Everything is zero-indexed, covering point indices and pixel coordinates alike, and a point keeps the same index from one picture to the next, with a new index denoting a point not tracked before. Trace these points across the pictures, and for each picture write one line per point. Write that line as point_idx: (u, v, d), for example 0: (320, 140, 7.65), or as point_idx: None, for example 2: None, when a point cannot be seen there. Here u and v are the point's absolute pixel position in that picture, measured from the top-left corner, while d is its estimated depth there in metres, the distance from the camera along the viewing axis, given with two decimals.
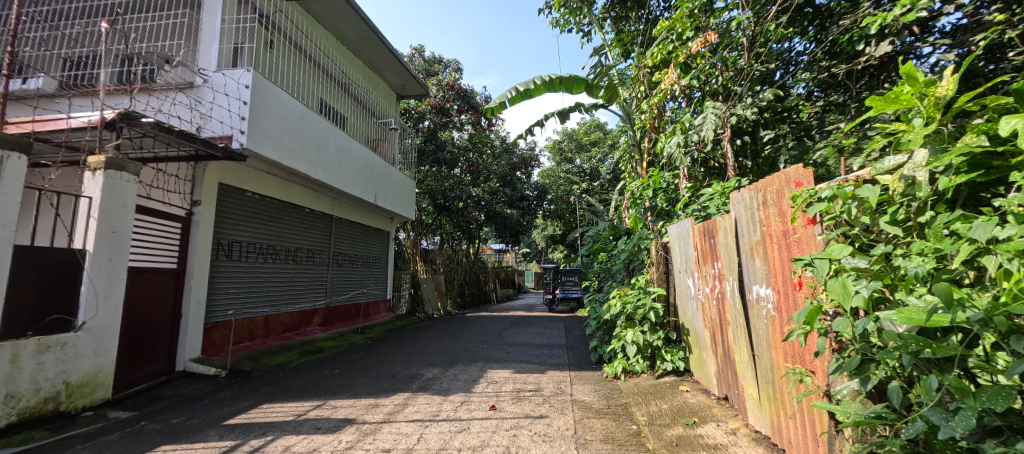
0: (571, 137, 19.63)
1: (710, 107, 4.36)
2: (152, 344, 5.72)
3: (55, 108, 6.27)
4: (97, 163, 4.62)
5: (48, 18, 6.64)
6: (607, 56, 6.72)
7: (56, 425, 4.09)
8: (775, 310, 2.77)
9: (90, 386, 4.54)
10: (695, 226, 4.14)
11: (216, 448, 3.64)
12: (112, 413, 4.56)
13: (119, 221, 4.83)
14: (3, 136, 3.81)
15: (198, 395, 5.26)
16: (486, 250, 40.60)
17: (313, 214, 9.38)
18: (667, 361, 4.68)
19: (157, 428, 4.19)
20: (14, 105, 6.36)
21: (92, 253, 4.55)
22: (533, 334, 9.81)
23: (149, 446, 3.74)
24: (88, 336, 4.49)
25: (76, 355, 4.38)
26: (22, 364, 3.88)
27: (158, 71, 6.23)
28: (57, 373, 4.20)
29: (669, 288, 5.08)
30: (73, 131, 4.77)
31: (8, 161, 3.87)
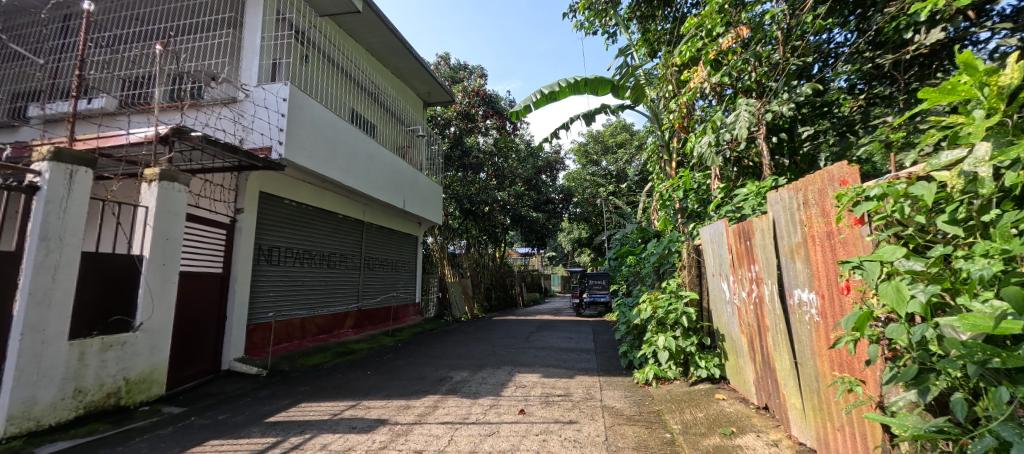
0: (597, 139, 19.44)
1: (744, 104, 4.20)
2: (200, 344, 5.95)
3: (116, 126, 6.67)
4: (152, 175, 4.86)
5: (110, 43, 7.14)
6: (633, 56, 6.62)
7: (116, 419, 4.29)
8: (820, 315, 2.64)
9: (147, 382, 4.77)
10: (729, 227, 3.99)
11: (258, 444, 3.74)
12: (165, 408, 4.75)
13: (171, 228, 5.04)
14: (71, 152, 4.03)
15: (241, 393, 5.44)
16: (512, 254, 40.74)
17: (345, 220, 9.60)
18: (702, 368, 4.50)
19: (205, 423, 4.34)
20: (81, 123, 6.82)
21: (148, 258, 4.78)
22: (561, 338, 9.72)
23: (198, 440, 3.88)
24: (145, 336, 4.71)
25: (135, 353, 4.61)
26: (88, 361, 4.13)
27: (205, 88, 6.60)
28: (117, 370, 4.43)
29: (701, 292, 4.94)
30: (132, 145, 5.03)
31: (76, 175, 4.10)
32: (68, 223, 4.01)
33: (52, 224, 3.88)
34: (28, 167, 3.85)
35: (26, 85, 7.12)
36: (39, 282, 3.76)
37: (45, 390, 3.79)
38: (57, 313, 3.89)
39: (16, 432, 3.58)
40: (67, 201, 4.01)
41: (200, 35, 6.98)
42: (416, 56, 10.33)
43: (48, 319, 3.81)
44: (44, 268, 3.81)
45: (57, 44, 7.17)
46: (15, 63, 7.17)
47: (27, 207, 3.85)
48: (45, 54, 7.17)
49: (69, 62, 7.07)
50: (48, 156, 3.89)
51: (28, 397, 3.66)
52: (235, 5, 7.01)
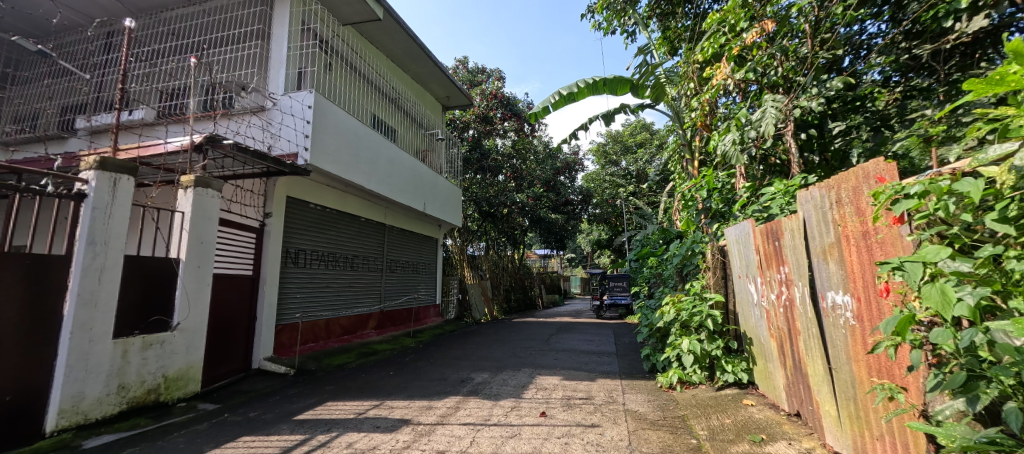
0: (616, 139, 19.22)
1: (770, 101, 4.06)
2: (233, 343, 6.11)
3: (155, 135, 6.90)
4: (188, 182, 5.02)
5: (149, 57, 7.46)
6: (653, 54, 6.51)
7: (156, 414, 4.44)
8: (856, 319, 2.52)
9: (184, 379, 4.92)
10: (756, 228, 3.87)
11: (288, 441, 3.80)
12: (201, 405, 4.89)
13: (206, 232, 5.19)
14: (115, 161, 4.17)
15: (270, 392, 5.55)
16: (530, 256, 40.54)
17: (368, 223, 9.73)
18: (729, 372, 4.36)
19: (238, 420, 4.44)
20: (124, 134, 7.09)
21: (184, 261, 4.93)
22: (582, 341, 9.61)
23: (231, 436, 3.98)
24: (182, 335, 4.86)
25: (173, 352, 4.76)
26: (130, 359, 4.28)
27: (236, 98, 6.78)
28: (156, 368, 4.58)
29: (727, 295, 4.78)
30: (169, 153, 5.20)
31: (120, 183, 4.24)
32: (112, 227, 4.16)
33: (97, 229, 4.04)
34: (76, 176, 4.01)
35: (74, 99, 7.44)
36: (86, 284, 3.92)
37: (92, 385, 3.95)
38: (102, 313, 4.05)
39: (65, 425, 3.75)
40: (112, 207, 4.16)
41: (230, 46, 7.18)
42: (435, 60, 10.42)
43: (94, 319, 3.97)
44: (90, 270, 3.96)
45: (100, 60, 7.48)
46: (64, 78, 7.50)
47: (75, 213, 4.02)
48: (92, 69, 7.48)
49: (112, 76, 7.36)
50: (94, 165, 4.04)
51: (76, 392, 3.82)
52: (263, 17, 7.17)
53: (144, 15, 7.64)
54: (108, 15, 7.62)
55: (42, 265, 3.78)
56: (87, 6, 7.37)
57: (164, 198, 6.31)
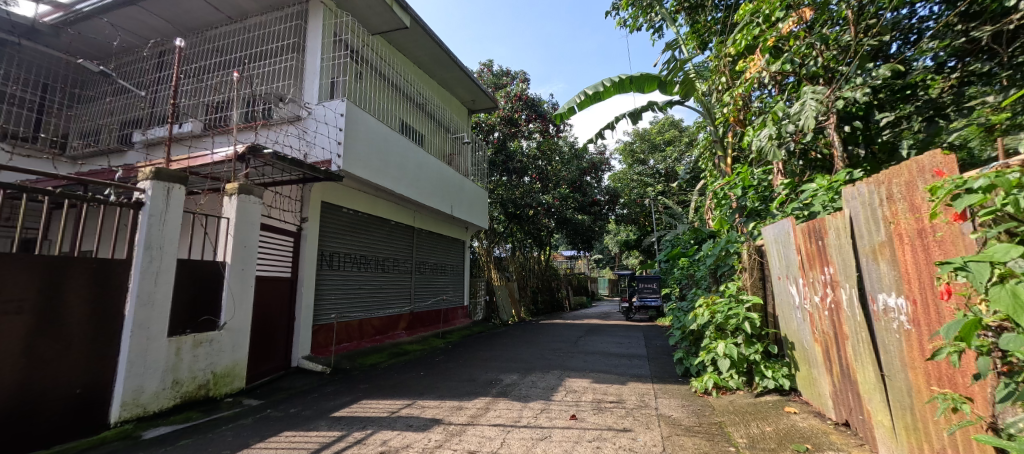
0: (643, 138, 18.86)
1: (809, 93, 3.88)
2: (274, 342, 6.30)
3: (203, 146, 7.22)
4: (233, 189, 5.21)
5: (195, 73, 7.78)
6: (682, 50, 6.33)
7: (206, 408, 4.62)
8: (911, 323, 2.36)
9: (231, 376, 5.10)
10: (797, 226, 3.67)
11: (326, 437, 3.87)
12: (246, 400, 5.05)
13: (249, 237, 5.37)
14: (167, 170, 4.35)
15: (308, 389, 5.68)
16: (557, 258, 40.30)
17: (397, 226, 9.87)
18: (768, 378, 4.13)
19: (280, 415, 4.55)
20: (176, 146, 7.44)
21: (230, 264, 5.12)
22: (611, 343, 9.44)
23: (274, 431, 4.08)
24: (228, 334, 5.05)
25: (221, 349, 4.95)
26: (183, 356, 4.48)
27: (274, 108, 7.01)
28: (206, 365, 4.77)
29: (766, 297, 4.57)
30: (215, 163, 5.42)
31: (172, 192, 4.43)
32: (167, 233, 4.37)
33: (154, 235, 4.24)
34: (135, 186, 4.22)
35: (132, 114, 7.86)
36: (144, 285, 4.13)
37: (150, 380, 4.16)
38: (159, 313, 4.26)
39: (127, 416, 3.97)
40: (166, 214, 4.35)
41: (268, 60, 7.41)
42: (460, 65, 10.47)
43: (152, 318, 4.18)
44: (148, 273, 4.17)
45: (154, 77, 7.90)
46: (123, 96, 7.93)
47: (134, 220, 4.23)
48: (148, 86, 7.88)
49: (165, 92, 7.76)
50: (150, 176, 4.24)
51: (135, 386, 4.03)
52: (297, 30, 7.38)
53: (191, 34, 8.01)
54: (161, 36, 8.04)
55: (106, 269, 3.99)
56: (142, 28, 7.81)
57: (211, 205, 6.59)
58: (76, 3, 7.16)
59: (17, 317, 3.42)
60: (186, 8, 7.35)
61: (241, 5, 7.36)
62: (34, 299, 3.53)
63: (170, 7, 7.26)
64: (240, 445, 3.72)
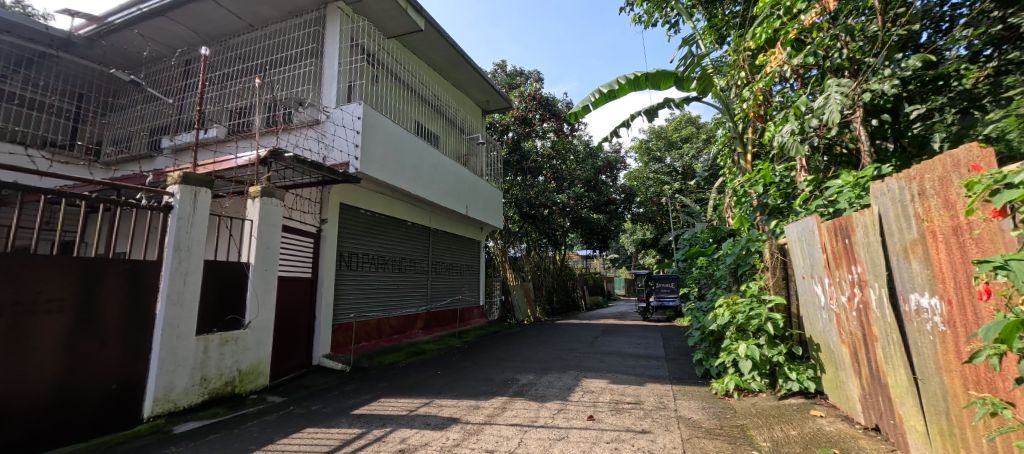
0: (659, 135, 18.61)
1: (834, 86, 3.77)
2: (296, 340, 6.40)
3: (227, 151, 7.38)
4: (256, 192, 5.30)
5: (220, 81, 7.97)
6: (698, 45, 6.22)
7: (232, 404, 4.71)
8: (946, 325, 2.26)
9: (255, 373, 5.19)
10: (822, 224, 3.55)
11: (347, 434, 3.90)
12: (270, 397, 5.13)
13: (271, 239, 5.45)
14: (194, 175, 4.45)
15: (329, 387, 5.76)
16: (572, 257, 40.14)
17: (414, 227, 9.93)
18: (792, 381, 4.01)
19: (302, 412, 4.61)
20: (202, 151, 7.62)
21: (253, 264, 5.21)
22: (628, 343, 9.34)
23: (297, 427, 4.13)
24: (253, 333, 5.14)
25: (246, 347, 5.05)
26: (211, 354, 4.58)
27: (294, 113, 7.13)
28: (232, 363, 4.86)
29: (790, 297, 4.44)
30: (239, 167, 5.52)
31: (199, 196, 4.52)
32: (195, 235, 4.47)
33: (183, 236, 4.35)
34: (164, 189, 4.32)
35: (161, 121, 8.03)
36: (174, 286, 4.24)
37: (180, 376, 4.27)
38: (188, 312, 4.37)
39: (159, 411, 4.08)
40: (194, 217, 4.45)
41: (288, 66, 7.53)
42: (474, 66, 10.48)
43: (181, 317, 4.29)
44: (177, 273, 4.27)
45: (181, 85, 8.13)
46: (152, 104, 8.17)
47: (163, 223, 4.34)
48: (177, 94, 8.07)
49: (191, 99, 7.96)
50: (178, 180, 4.34)
51: (167, 382, 4.14)
52: (315, 36, 7.48)
53: (216, 42, 8.21)
54: (187, 45, 8.28)
55: (139, 270, 4.11)
56: (170, 38, 8.06)
57: (235, 208, 6.72)
58: (109, 16, 7.50)
59: (56, 315, 3.54)
60: (209, 17, 7.52)
61: (262, 12, 7.49)
62: (72, 298, 3.66)
63: (195, 16, 7.45)
64: (264, 441, 3.78)
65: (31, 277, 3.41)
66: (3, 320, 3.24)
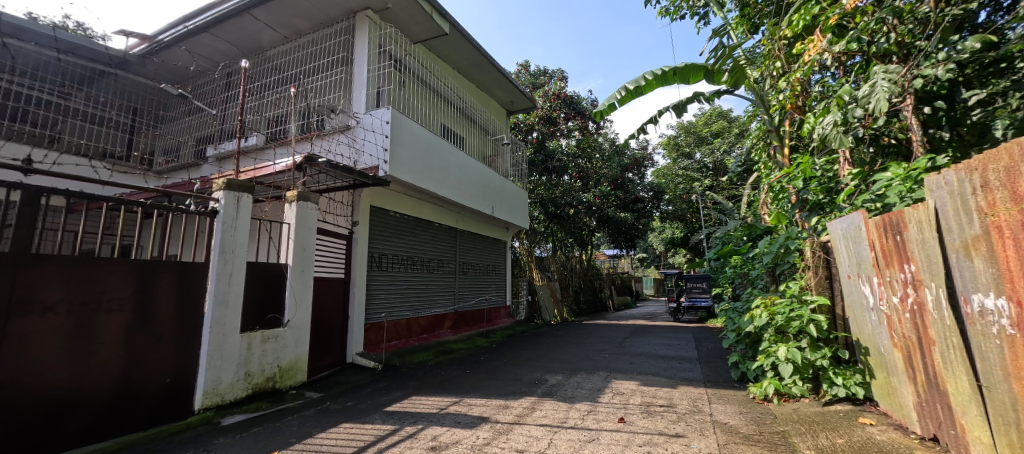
0: (689, 131, 18.14)
1: (880, 72, 3.59)
2: (331, 338, 6.54)
3: (266, 158, 7.63)
4: (292, 197, 5.44)
5: (258, 91, 8.22)
6: (730, 36, 6.00)
7: (274, 399, 4.85)
8: (1015, 328, 2.08)
9: (294, 369, 5.31)
10: (869, 221, 3.34)
11: (380, 430, 3.94)
12: (308, 392, 5.24)
13: (307, 241, 5.58)
14: (237, 181, 4.60)
15: (363, 384, 5.86)
16: (599, 257, 39.67)
17: (441, 228, 10.01)
18: (838, 386, 3.79)
19: (338, 408, 4.70)
20: (243, 159, 7.91)
21: (291, 265, 5.35)
22: (659, 345, 9.11)
23: (333, 422, 4.21)
24: (291, 331, 5.27)
25: (286, 345, 5.19)
26: (254, 351, 4.75)
27: (327, 119, 7.31)
28: (274, 359, 5.01)
29: (834, 298, 4.19)
30: (277, 173, 5.70)
31: (242, 201, 4.67)
32: (239, 238, 4.63)
33: (228, 239, 4.51)
34: (210, 196, 4.49)
35: (205, 131, 8.37)
36: (220, 286, 4.41)
37: (227, 371, 4.45)
38: (233, 311, 4.54)
39: (208, 404, 4.26)
40: (237, 221, 4.61)
41: (320, 74, 7.72)
42: (498, 67, 10.48)
43: (227, 316, 4.46)
44: (223, 274, 4.44)
45: (222, 97, 8.41)
46: (197, 115, 8.47)
47: (209, 227, 4.52)
48: (219, 105, 8.35)
49: (232, 110, 8.21)
50: (222, 186, 4.50)
51: (214, 377, 4.32)
52: (345, 44, 7.64)
53: (253, 55, 8.50)
54: (228, 59, 8.61)
55: (189, 271, 4.29)
56: (212, 53, 8.42)
57: (274, 212, 6.94)
58: (159, 34, 7.92)
59: (116, 314, 3.76)
60: (248, 31, 7.81)
61: (295, 24, 7.73)
62: (130, 297, 3.86)
63: (235, 31, 7.76)
64: (304, 435, 3.86)
65: (93, 278, 3.62)
66: (70, 317, 3.48)
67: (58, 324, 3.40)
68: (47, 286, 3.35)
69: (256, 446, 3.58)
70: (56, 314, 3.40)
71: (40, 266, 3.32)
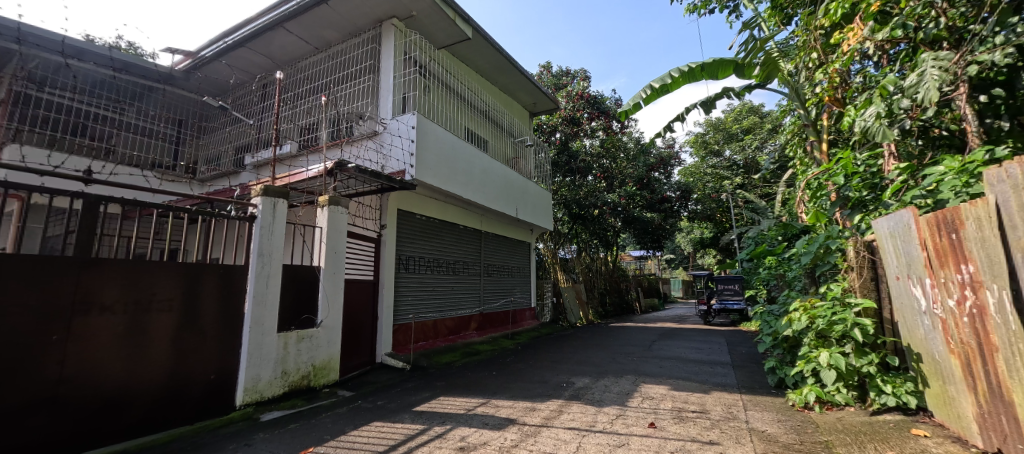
0: (717, 128, 17.62)
1: (929, 60, 3.49)
2: (362, 338, 6.63)
3: (299, 165, 7.84)
4: (324, 201, 5.53)
5: (291, 100, 8.45)
6: (761, 28, 5.78)
7: (309, 396, 4.94)
8: None
9: (327, 368, 5.39)
10: (919, 218, 3.14)
11: (410, 430, 3.95)
12: (341, 391, 5.32)
13: (339, 244, 5.67)
14: (273, 187, 4.71)
15: (392, 384, 5.91)
16: (625, 258, 39.07)
17: (466, 230, 10.03)
18: (887, 395, 3.57)
19: (369, 407, 4.74)
20: (279, 166, 8.15)
21: (324, 268, 5.45)
22: (689, 348, 8.84)
23: (365, 420, 4.25)
24: (324, 331, 5.36)
25: (319, 344, 5.27)
26: (290, 350, 4.85)
27: (355, 125, 7.45)
28: (308, 358, 5.10)
29: (880, 300, 3.95)
30: (309, 179, 5.83)
31: (277, 206, 4.77)
32: (275, 241, 4.75)
33: (265, 243, 4.64)
34: (249, 202, 4.63)
35: (243, 140, 8.64)
36: (258, 287, 4.53)
37: (265, 370, 4.56)
38: (271, 312, 4.66)
39: (248, 401, 4.39)
40: (273, 225, 4.73)
41: (348, 83, 7.87)
42: (521, 69, 10.46)
43: (265, 316, 4.57)
44: (261, 276, 4.57)
45: (258, 107, 8.68)
46: (235, 125, 8.76)
47: (248, 232, 4.65)
48: (255, 115, 8.63)
49: (267, 120, 8.45)
50: (259, 192, 4.62)
51: (254, 375, 4.44)
52: (371, 52, 7.77)
53: (287, 66, 8.76)
54: (264, 71, 8.89)
55: (231, 273, 4.44)
56: (249, 66, 8.73)
57: (307, 216, 7.10)
58: (202, 49, 8.23)
59: (166, 314, 3.94)
60: (281, 44, 8.05)
61: (326, 35, 7.92)
62: (179, 298, 4.03)
63: (271, 44, 8.02)
64: (337, 432, 3.91)
65: (144, 280, 3.81)
66: (126, 317, 3.68)
67: (114, 323, 3.61)
68: (104, 287, 3.58)
69: (292, 442, 3.65)
70: (113, 313, 3.61)
71: (98, 269, 3.54)
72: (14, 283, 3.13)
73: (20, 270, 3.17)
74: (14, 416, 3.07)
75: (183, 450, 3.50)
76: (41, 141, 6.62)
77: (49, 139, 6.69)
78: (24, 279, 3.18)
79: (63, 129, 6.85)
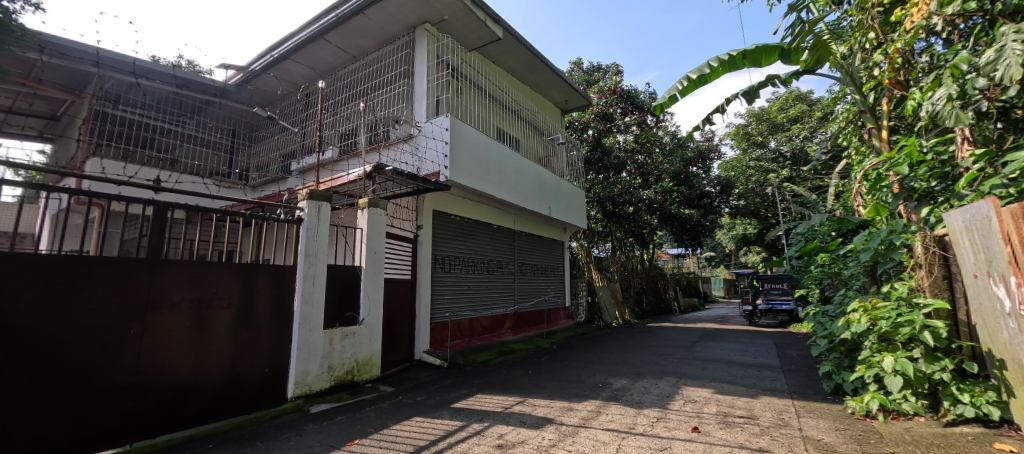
0: (761, 118, 16.76)
1: (1008, 34, 3.16)
2: (401, 336, 6.74)
3: (341, 169, 8.09)
4: (364, 203, 5.65)
5: (332, 107, 8.72)
6: (809, 10, 5.42)
7: (353, 391, 5.05)
8: None
9: (369, 364, 5.48)
10: (1002, 210, 2.86)
11: (449, 426, 3.96)
12: (383, 387, 5.41)
13: (379, 245, 5.77)
14: (317, 191, 4.85)
15: (430, 380, 5.96)
16: (662, 256, 37.98)
17: (500, 230, 10.03)
18: (964, 404, 3.25)
19: (410, 402, 4.80)
20: (322, 171, 8.44)
21: (365, 267, 5.56)
22: (733, 350, 8.45)
23: (406, 415, 4.30)
24: (367, 329, 5.45)
25: (361, 341, 5.37)
26: (335, 346, 4.97)
27: (391, 129, 7.60)
28: (352, 354, 5.20)
29: (954, 299, 3.62)
30: (349, 183, 5.98)
31: (322, 208, 4.91)
32: (321, 243, 4.89)
33: (311, 244, 4.78)
34: (296, 205, 4.79)
35: (290, 148, 8.95)
36: (306, 286, 4.68)
37: (313, 365, 4.70)
38: (318, 310, 4.80)
39: (299, 393, 4.54)
40: (319, 227, 4.87)
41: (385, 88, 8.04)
42: (553, 67, 10.35)
43: (312, 313, 4.72)
44: (308, 275, 4.71)
45: (303, 116, 9.00)
46: (284, 134, 9.08)
47: (295, 233, 4.81)
48: (300, 123, 8.96)
49: (311, 127, 8.76)
50: (306, 196, 4.78)
51: (303, 369, 4.59)
52: (406, 57, 7.90)
53: (327, 75, 9.05)
54: (308, 80, 9.21)
55: (282, 273, 4.61)
56: (294, 77, 9.08)
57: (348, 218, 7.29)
58: (251, 64, 8.66)
59: (226, 310, 4.13)
60: (322, 54, 8.33)
61: (363, 43, 8.12)
62: (237, 295, 4.22)
63: (312, 55, 8.31)
64: (380, 425, 3.98)
65: (206, 279, 4.00)
66: (191, 313, 3.88)
67: (182, 319, 3.81)
68: (172, 286, 3.77)
69: (339, 434, 3.74)
70: (180, 310, 3.81)
71: (166, 269, 3.75)
72: (95, 280, 3.36)
73: (101, 268, 3.39)
74: (98, 402, 3.30)
75: (241, 438, 3.65)
76: (117, 154, 7.19)
77: (124, 152, 7.23)
78: (104, 276, 3.40)
79: (134, 142, 7.41)
